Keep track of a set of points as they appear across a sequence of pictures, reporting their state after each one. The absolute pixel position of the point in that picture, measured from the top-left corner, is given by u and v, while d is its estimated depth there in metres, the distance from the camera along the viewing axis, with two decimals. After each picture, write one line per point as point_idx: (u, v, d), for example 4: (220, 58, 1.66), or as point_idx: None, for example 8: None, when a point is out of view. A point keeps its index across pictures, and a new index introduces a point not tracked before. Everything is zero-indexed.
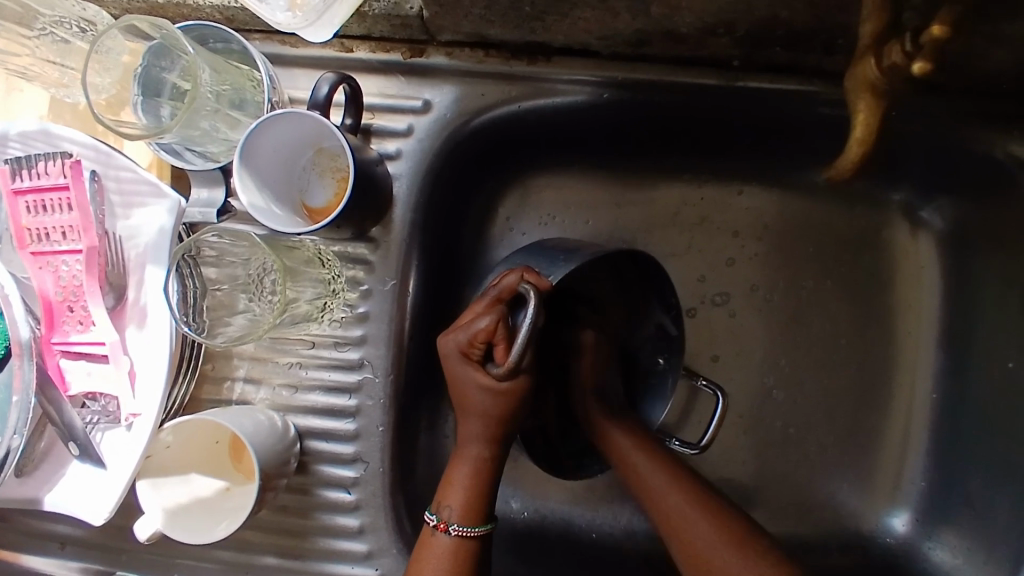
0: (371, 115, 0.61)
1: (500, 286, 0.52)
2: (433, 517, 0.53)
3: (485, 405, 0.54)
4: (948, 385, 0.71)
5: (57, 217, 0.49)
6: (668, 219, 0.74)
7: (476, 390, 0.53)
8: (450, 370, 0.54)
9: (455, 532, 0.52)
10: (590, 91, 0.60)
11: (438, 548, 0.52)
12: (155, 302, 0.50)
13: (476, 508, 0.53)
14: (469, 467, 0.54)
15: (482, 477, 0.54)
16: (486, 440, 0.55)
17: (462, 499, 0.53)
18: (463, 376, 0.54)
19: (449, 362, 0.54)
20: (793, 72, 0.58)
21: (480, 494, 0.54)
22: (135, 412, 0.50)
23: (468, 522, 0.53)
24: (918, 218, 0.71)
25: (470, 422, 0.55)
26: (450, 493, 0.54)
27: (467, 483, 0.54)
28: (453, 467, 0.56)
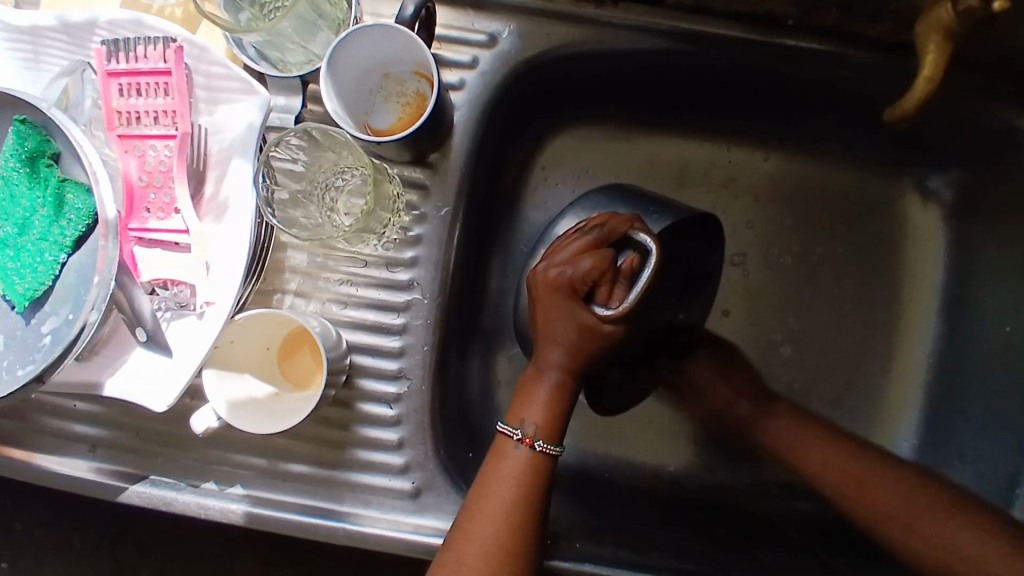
0: (438, 44, 0.63)
1: (606, 229, 0.59)
2: (517, 431, 0.58)
3: (570, 339, 0.59)
4: (944, 349, 0.76)
5: (150, 101, 0.50)
6: (698, 179, 0.79)
7: (572, 323, 0.58)
8: (545, 301, 0.59)
9: (539, 448, 0.58)
10: (650, 39, 0.64)
11: (517, 459, 0.57)
12: (236, 195, 0.52)
13: (555, 427, 0.59)
14: (550, 389, 0.60)
15: (560, 400, 0.60)
16: (566, 370, 0.60)
17: (543, 416, 0.59)
18: (555, 311, 0.59)
19: (546, 293, 0.59)
20: (841, 35, 0.62)
21: (557, 415, 0.60)
22: (210, 299, 0.51)
23: (549, 440, 0.58)
24: (927, 191, 0.77)
25: (554, 351, 0.59)
26: (529, 410, 0.59)
27: (545, 404, 0.59)
28: (529, 388, 0.61)
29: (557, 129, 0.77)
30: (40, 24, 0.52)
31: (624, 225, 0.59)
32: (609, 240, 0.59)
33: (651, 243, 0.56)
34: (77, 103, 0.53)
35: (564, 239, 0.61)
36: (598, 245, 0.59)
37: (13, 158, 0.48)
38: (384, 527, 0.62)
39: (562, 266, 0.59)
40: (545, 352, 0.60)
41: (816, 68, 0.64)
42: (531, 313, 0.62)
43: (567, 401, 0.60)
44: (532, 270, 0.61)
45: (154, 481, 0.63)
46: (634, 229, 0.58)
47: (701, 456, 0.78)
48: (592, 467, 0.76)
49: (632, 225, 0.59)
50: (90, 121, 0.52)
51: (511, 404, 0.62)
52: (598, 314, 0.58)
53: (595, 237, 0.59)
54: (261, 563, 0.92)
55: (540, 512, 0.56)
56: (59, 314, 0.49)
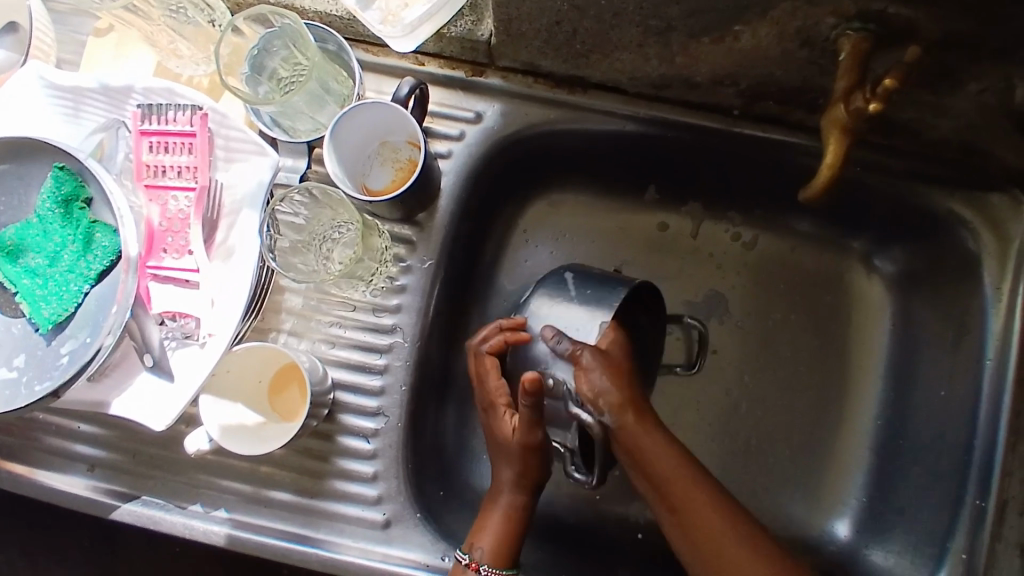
0: (430, 119, 0.72)
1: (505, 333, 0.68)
2: (466, 556, 0.64)
3: (509, 460, 0.66)
4: (891, 413, 0.82)
5: (175, 157, 0.59)
6: (663, 248, 0.86)
7: (510, 444, 0.66)
8: (492, 435, 0.67)
9: (486, 572, 0.63)
10: (614, 122, 0.73)
11: (470, 562, 0.64)
12: (242, 242, 0.59)
13: (506, 552, 0.65)
14: (501, 511, 0.66)
15: (511, 525, 0.66)
16: (515, 486, 0.67)
17: (490, 545, 0.64)
18: (490, 430, 0.67)
19: (488, 416, 0.68)
20: (782, 126, 0.71)
21: (507, 539, 0.65)
22: (211, 331, 0.58)
23: (496, 563, 0.64)
24: (873, 265, 0.84)
25: (503, 469, 0.67)
26: (482, 536, 0.65)
27: (496, 530, 0.65)
28: (485, 514, 0.67)
29: (537, 197, 0.85)
30: (85, 86, 0.62)
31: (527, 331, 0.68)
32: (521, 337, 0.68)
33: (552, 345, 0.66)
34: (111, 154, 0.60)
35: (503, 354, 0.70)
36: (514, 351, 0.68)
37: (51, 200, 0.56)
38: (357, 555, 0.67)
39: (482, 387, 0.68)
40: (498, 475, 0.68)
41: (761, 153, 0.72)
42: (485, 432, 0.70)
43: (521, 521, 0.67)
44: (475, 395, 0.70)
45: (145, 501, 0.69)
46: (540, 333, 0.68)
47: None
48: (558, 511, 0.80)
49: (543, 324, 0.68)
50: (121, 171, 0.60)
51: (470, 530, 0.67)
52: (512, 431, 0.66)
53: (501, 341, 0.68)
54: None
55: None
56: (79, 337, 0.55)
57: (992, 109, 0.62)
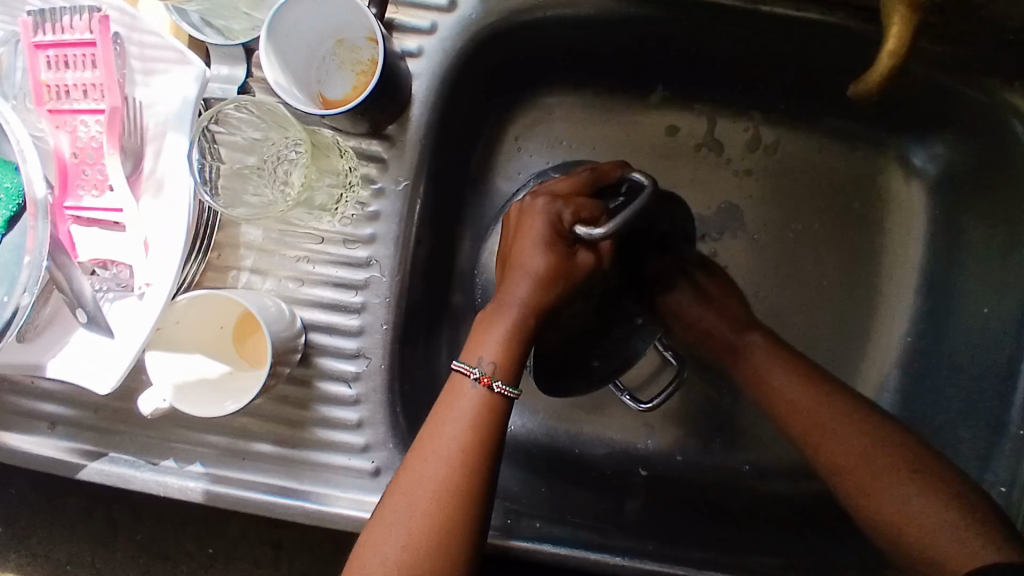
0: (394, 9, 0.60)
1: (597, 172, 0.58)
2: (474, 369, 0.51)
3: (540, 268, 0.53)
4: (924, 329, 0.74)
5: (79, 74, 0.48)
6: (673, 151, 0.75)
7: (546, 250, 0.53)
8: (524, 228, 0.55)
9: (498, 388, 0.51)
10: (617, 4, 0.61)
11: (471, 400, 0.51)
12: (173, 172, 0.50)
13: (514, 367, 0.52)
14: (509, 326, 0.52)
15: (523, 334, 0.53)
16: (533, 304, 0.53)
17: (501, 354, 0.52)
18: (535, 235, 0.54)
19: (529, 223, 0.54)
20: (818, 2, 0.59)
21: (516, 353, 0.52)
22: (148, 281, 0.50)
23: (507, 378, 0.51)
24: (911, 164, 0.74)
25: (523, 288, 0.53)
26: (487, 345, 0.52)
27: (505, 339, 0.52)
28: (488, 323, 0.54)
29: (528, 98, 0.73)
30: None
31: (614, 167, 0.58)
32: (597, 183, 0.57)
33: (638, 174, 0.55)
34: (9, 74, 0.50)
35: (552, 181, 0.58)
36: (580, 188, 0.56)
37: None
38: (349, 506, 0.61)
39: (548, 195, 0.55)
40: (511, 286, 0.53)
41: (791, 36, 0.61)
42: (502, 259, 0.56)
43: (529, 342, 0.53)
44: (519, 204, 0.56)
45: (113, 459, 0.63)
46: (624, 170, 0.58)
47: (675, 435, 0.77)
48: (563, 443, 0.75)
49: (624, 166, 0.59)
50: (21, 95, 0.50)
51: (467, 340, 0.54)
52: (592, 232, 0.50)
53: (587, 178, 0.57)
54: (251, 526, 0.91)
55: (491, 470, 0.50)
56: None
57: None
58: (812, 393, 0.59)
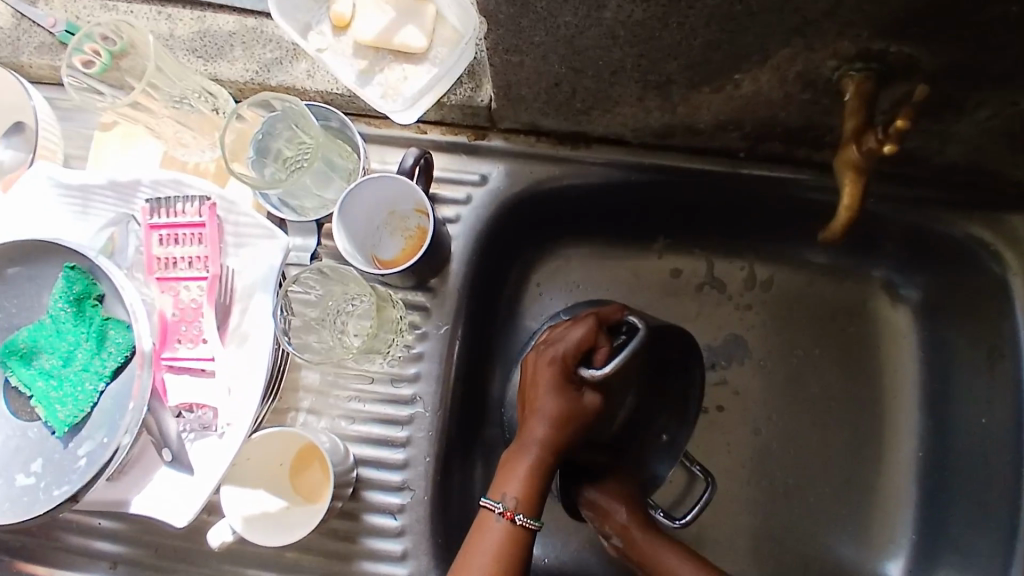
0: (436, 185, 0.72)
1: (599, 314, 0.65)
2: (498, 505, 0.60)
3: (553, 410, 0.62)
4: (930, 446, 0.79)
5: (186, 248, 0.58)
6: (679, 290, 0.84)
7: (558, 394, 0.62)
8: (538, 375, 0.63)
9: (519, 520, 0.59)
10: (622, 174, 0.73)
11: (497, 532, 0.59)
12: (257, 329, 0.58)
13: (535, 502, 0.60)
14: (529, 465, 0.61)
15: (541, 471, 0.61)
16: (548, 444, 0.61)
17: (523, 491, 0.60)
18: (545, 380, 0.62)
19: (541, 369, 0.63)
20: (790, 164, 0.71)
21: (536, 489, 0.61)
22: (229, 421, 0.57)
23: (529, 512, 0.60)
24: (897, 293, 0.82)
25: (540, 429, 0.61)
26: (510, 483, 0.60)
27: (526, 477, 0.60)
28: (511, 462, 0.62)
29: (548, 250, 0.84)
30: (92, 183, 0.62)
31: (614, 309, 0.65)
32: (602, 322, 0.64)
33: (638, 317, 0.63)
34: (121, 248, 0.61)
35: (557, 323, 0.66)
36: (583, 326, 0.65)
37: (63, 300, 0.56)
38: None
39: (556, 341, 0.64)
40: (529, 427, 0.62)
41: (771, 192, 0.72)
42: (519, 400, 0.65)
43: (548, 477, 0.62)
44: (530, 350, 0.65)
45: None
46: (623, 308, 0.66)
47: (704, 560, 0.80)
48: (595, 571, 0.78)
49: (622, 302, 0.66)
50: (132, 265, 0.60)
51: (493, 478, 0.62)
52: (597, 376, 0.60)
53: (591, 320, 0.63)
54: None
55: None
56: (95, 438, 0.55)
57: (1003, 135, 0.61)
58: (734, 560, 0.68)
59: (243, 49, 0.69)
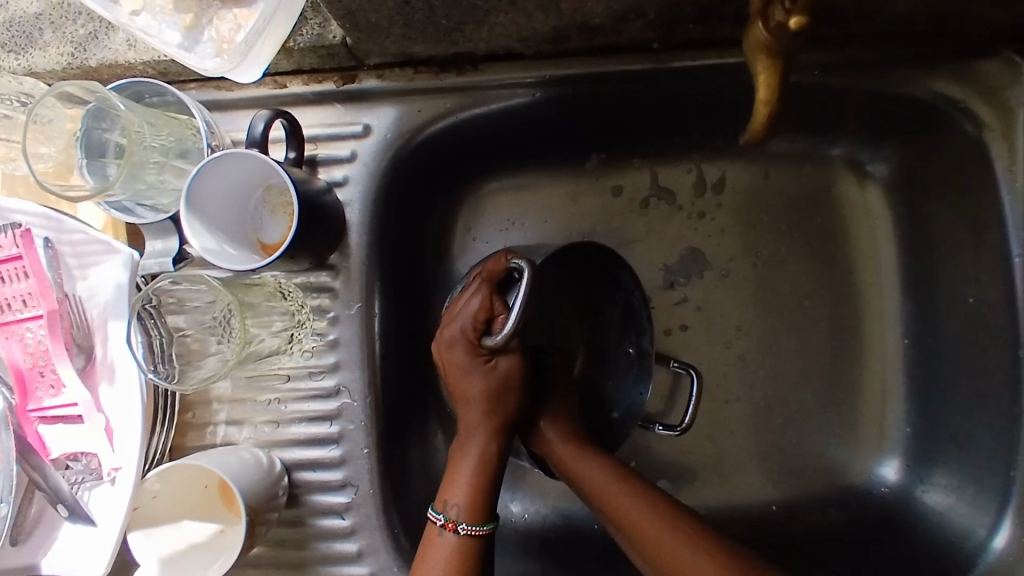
0: (314, 145, 0.63)
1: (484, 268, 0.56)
2: (441, 516, 0.54)
3: (478, 394, 0.56)
4: (917, 329, 0.72)
5: (15, 286, 0.51)
6: (622, 208, 0.75)
7: (474, 376, 0.56)
8: (450, 360, 0.56)
9: (464, 531, 0.53)
10: (522, 93, 0.62)
11: (444, 549, 0.53)
12: (122, 357, 0.52)
13: (482, 507, 0.54)
14: (474, 462, 0.55)
15: (487, 469, 0.55)
16: (489, 433, 0.56)
17: (467, 496, 0.54)
18: (455, 363, 0.56)
19: (448, 352, 0.56)
20: (713, 46, 0.60)
21: (483, 490, 0.55)
22: (116, 465, 0.51)
23: (474, 520, 0.54)
24: (861, 168, 0.72)
25: (472, 420, 0.56)
26: (453, 490, 0.55)
27: (470, 479, 0.55)
28: (455, 464, 0.56)
29: (469, 191, 0.74)
30: None
31: (500, 260, 0.55)
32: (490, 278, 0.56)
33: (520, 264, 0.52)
34: None
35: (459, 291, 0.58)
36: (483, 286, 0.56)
37: None
38: None
39: (455, 317, 0.56)
40: (464, 420, 0.56)
41: (698, 83, 0.62)
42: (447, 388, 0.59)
43: (496, 471, 0.56)
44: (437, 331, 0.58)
45: None
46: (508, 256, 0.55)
47: None
48: (579, 521, 0.74)
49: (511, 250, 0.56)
50: None
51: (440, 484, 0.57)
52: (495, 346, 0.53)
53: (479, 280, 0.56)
54: None
55: None
56: None
57: None
58: (644, 504, 0.54)
59: (53, 31, 0.59)
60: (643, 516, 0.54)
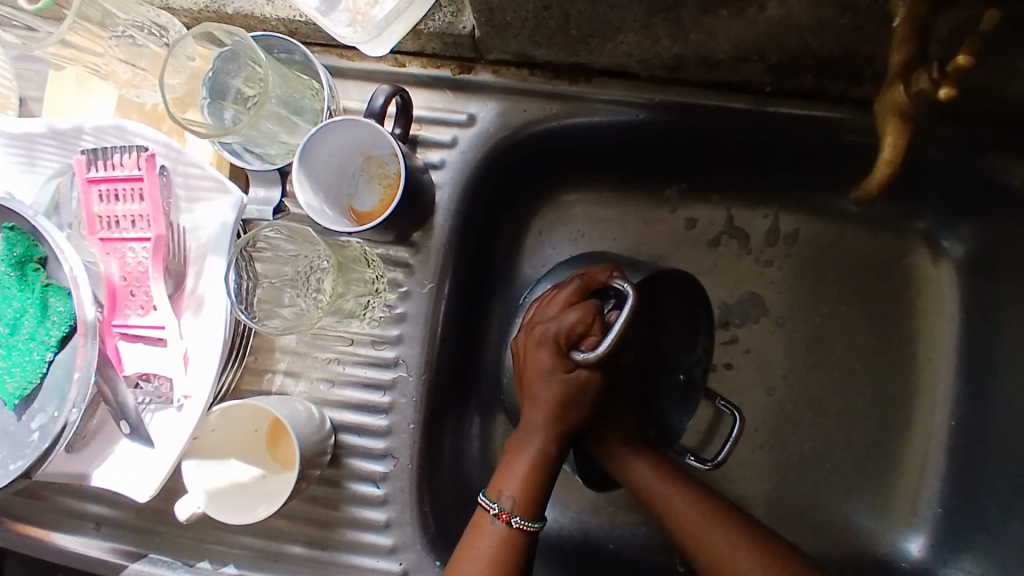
0: (418, 126, 0.65)
1: (585, 279, 0.59)
2: (494, 505, 0.55)
3: (555, 395, 0.57)
4: (965, 411, 0.72)
5: (127, 206, 0.53)
6: (694, 240, 0.76)
7: (556, 378, 0.57)
8: (533, 359, 0.58)
9: (516, 524, 0.54)
10: (626, 112, 0.64)
11: (491, 537, 0.54)
12: (213, 290, 0.54)
13: (534, 502, 0.55)
14: (531, 457, 0.56)
15: (542, 467, 0.56)
16: (550, 433, 0.57)
17: (521, 490, 0.55)
18: (540, 360, 0.58)
19: (535, 350, 0.58)
20: (822, 100, 0.62)
21: (535, 486, 0.56)
22: (187, 393, 0.53)
23: (526, 514, 0.55)
24: (938, 246, 0.73)
25: (540, 420, 0.57)
26: (507, 481, 0.56)
27: (527, 472, 0.56)
28: (512, 456, 0.58)
29: (549, 196, 0.75)
30: (34, 131, 0.56)
31: (603, 275, 0.58)
32: (589, 289, 0.59)
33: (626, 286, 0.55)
34: (66, 203, 0.56)
35: (550, 295, 0.61)
36: (580, 292, 0.59)
37: (4, 263, 0.52)
38: None
39: (552, 321, 0.58)
40: (529, 416, 0.58)
41: (799, 133, 0.63)
42: (519, 382, 0.61)
43: (550, 470, 0.57)
44: (525, 327, 0.60)
45: (153, 560, 0.64)
46: (612, 276, 0.58)
47: None
48: (595, 537, 0.74)
49: (614, 273, 0.58)
50: (74, 223, 0.55)
51: (493, 474, 0.58)
52: (584, 361, 0.55)
53: (577, 288, 0.59)
54: None
55: None
56: (46, 411, 0.51)
57: None
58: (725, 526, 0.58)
59: None
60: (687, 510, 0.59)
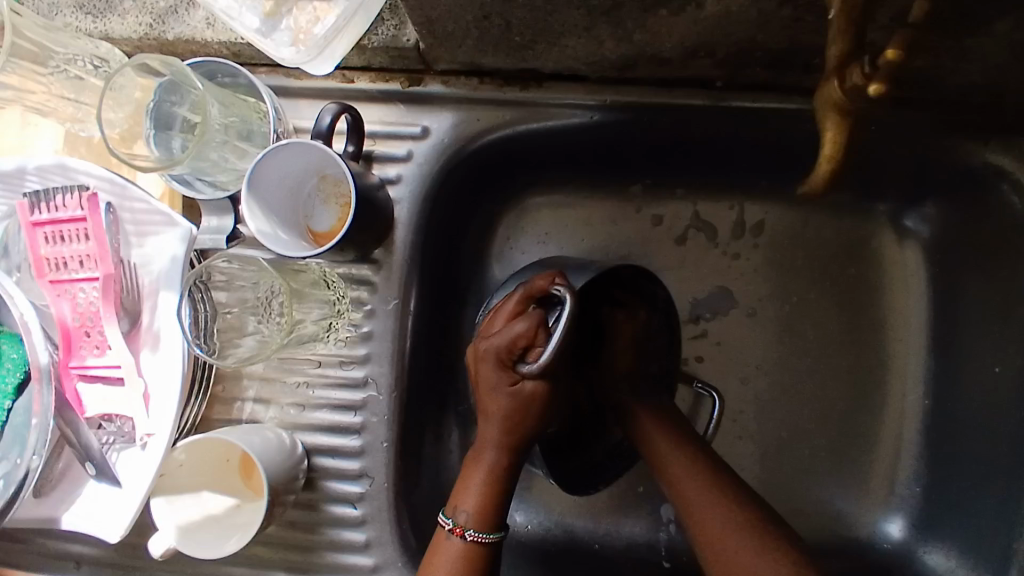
0: (372, 141, 0.64)
1: (528, 288, 0.57)
2: (449, 521, 0.55)
3: (508, 409, 0.56)
4: (939, 390, 0.72)
5: (74, 247, 0.53)
6: (661, 235, 0.75)
7: (505, 392, 0.56)
8: (481, 374, 0.57)
9: (471, 537, 0.54)
10: (578, 113, 0.64)
11: (448, 553, 0.54)
12: (167, 326, 0.54)
13: (490, 514, 0.55)
14: (485, 472, 0.56)
15: (499, 481, 0.56)
16: (502, 446, 0.56)
17: (477, 504, 0.55)
18: (490, 377, 0.56)
19: (482, 367, 0.57)
20: (774, 90, 0.62)
21: (493, 500, 0.56)
22: (149, 431, 0.53)
23: (481, 527, 0.55)
24: (903, 227, 0.73)
25: (492, 434, 0.56)
26: (464, 496, 0.56)
27: (482, 487, 0.56)
28: (469, 471, 0.57)
29: (511, 201, 0.75)
30: None
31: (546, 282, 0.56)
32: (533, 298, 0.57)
33: (567, 294, 0.52)
34: (13, 247, 0.55)
35: (497, 306, 0.59)
36: (525, 301, 0.57)
37: None
38: None
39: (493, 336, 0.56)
40: (483, 429, 0.57)
41: (754, 125, 0.63)
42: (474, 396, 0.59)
43: (509, 481, 0.57)
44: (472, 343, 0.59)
45: None
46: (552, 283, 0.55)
47: None
48: (581, 540, 0.74)
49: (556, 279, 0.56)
50: (23, 267, 0.54)
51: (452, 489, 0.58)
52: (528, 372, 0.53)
53: (519, 299, 0.57)
54: None
55: None
56: (8, 459, 0.50)
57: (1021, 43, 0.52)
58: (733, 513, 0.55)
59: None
60: (704, 494, 0.56)
